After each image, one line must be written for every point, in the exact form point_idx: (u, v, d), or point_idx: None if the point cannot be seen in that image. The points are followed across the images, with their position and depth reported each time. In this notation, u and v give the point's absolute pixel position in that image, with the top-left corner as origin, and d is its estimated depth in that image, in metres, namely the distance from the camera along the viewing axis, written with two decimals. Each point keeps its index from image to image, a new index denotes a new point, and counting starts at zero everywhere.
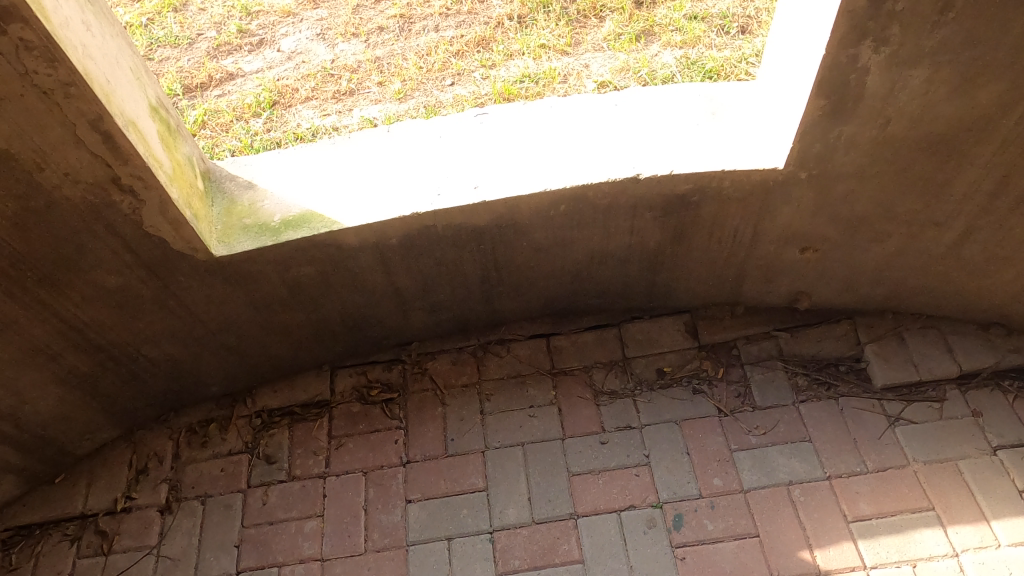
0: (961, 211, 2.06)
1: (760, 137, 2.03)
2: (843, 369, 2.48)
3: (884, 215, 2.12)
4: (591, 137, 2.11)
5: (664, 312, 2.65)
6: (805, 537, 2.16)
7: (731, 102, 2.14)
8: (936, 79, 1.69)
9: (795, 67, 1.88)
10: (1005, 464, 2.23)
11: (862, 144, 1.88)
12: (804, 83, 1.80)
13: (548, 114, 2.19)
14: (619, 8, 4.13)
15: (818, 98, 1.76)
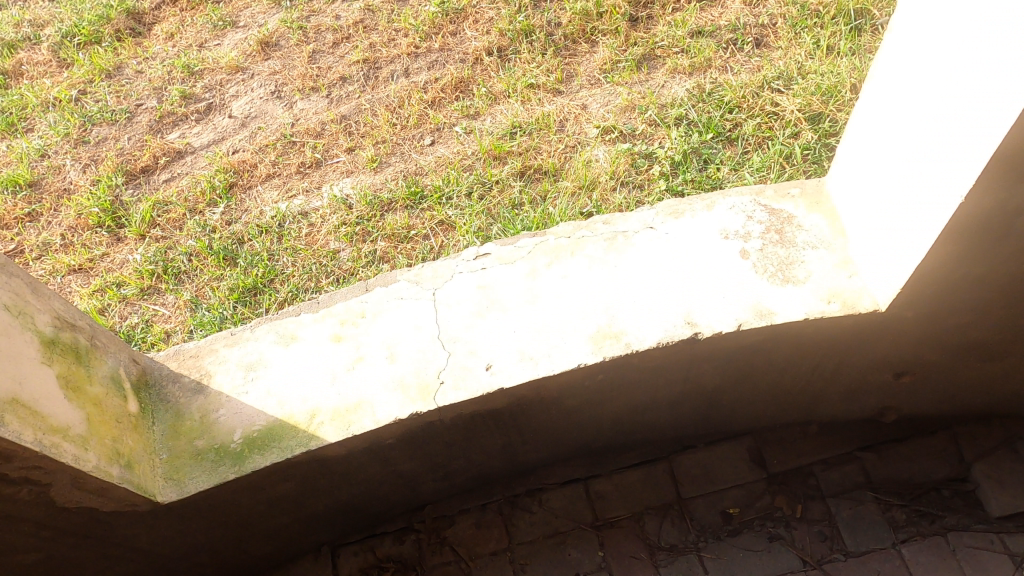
0: None
1: (847, 270, 1.60)
2: (946, 495, 2.07)
3: (1008, 340, 1.68)
4: (627, 280, 1.66)
5: (721, 436, 2.22)
6: None
7: (801, 219, 1.69)
8: None
9: (896, 190, 1.42)
10: None
11: (994, 280, 1.47)
12: (920, 220, 1.36)
13: (569, 249, 1.73)
14: (612, 29, 3.60)
15: (947, 245, 1.34)
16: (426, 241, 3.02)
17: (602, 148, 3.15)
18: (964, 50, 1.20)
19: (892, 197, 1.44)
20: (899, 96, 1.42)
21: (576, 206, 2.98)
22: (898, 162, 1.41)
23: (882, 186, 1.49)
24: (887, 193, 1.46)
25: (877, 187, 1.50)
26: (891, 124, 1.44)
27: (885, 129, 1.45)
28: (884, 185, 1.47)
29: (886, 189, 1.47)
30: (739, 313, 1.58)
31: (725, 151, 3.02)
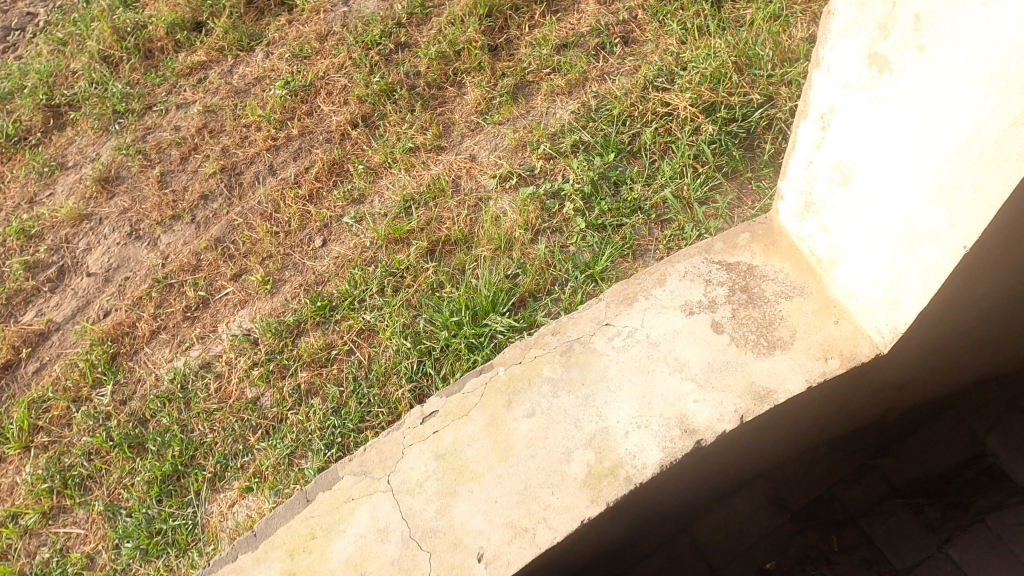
0: None
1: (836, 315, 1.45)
2: (971, 478, 1.98)
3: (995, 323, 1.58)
4: (606, 397, 1.48)
5: (732, 490, 2.06)
6: None
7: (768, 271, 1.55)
8: None
9: (885, 227, 1.32)
10: None
11: (980, 288, 1.36)
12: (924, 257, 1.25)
13: (531, 378, 1.56)
14: (475, 65, 3.37)
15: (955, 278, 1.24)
16: (351, 357, 2.70)
17: (507, 198, 2.94)
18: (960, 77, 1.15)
19: (877, 234, 1.34)
20: (863, 128, 1.34)
21: (499, 270, 2.73)
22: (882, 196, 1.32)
23: (857, 224, 1.39)
24: (869, 231, 1.36)
25: (852, 227, 1.40)
26: (864, 162, 1.35)
27: (856, 167, 1.36)
28: (863, 224, 1.37)
29: (865, 228, 1.36)
30: (737, 400, 1.41)
31: (631, 167, 2.86)
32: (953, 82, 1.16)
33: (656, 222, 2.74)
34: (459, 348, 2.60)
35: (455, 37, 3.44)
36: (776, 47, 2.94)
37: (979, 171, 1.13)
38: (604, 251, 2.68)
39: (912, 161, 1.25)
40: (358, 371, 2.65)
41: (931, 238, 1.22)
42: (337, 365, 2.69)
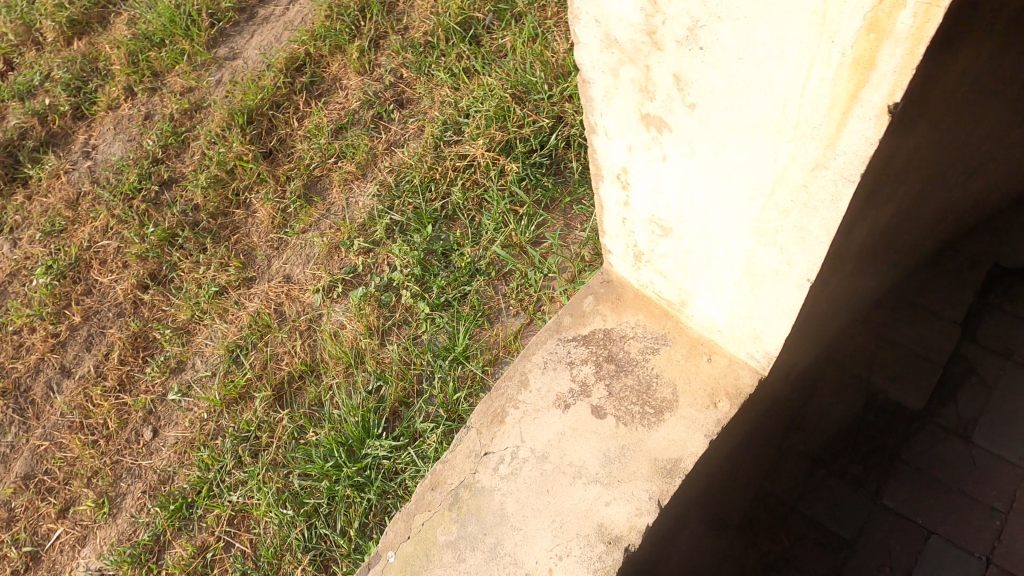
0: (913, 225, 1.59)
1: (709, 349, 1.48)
2: (872, 420, 2.02)
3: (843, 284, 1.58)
4: (521, 529, 1.42)
5: (682, 528, 1.83)
6: None
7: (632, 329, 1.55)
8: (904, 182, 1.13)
9: (726, 269, 1.30)
10: None
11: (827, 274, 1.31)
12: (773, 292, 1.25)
13: (436, 543, 1.48)
14: (255, 178, 3.08)
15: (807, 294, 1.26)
16: (233, 551, 2.33)
17: (338, 307, 2.68)
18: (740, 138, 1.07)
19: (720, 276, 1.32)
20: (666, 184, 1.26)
21: (359, 389, 2.46)
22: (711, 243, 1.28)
23: (698, 269, 1.35)
24: (712, 273, 1.33)
25: (695, 271, 1.36)
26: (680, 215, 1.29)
27: (676, 219, 1.30)
28: (704, 268, 1.34)
29: (708, 272, 1.34)
30: (648, 483, 1.39)
31: (454, 232, 2.71)
32: (738, 134, 1.07)
33: (499, 279, 2.60)
34: (345, 494, 2.29)
35: (222, 156, 3.13)
36: (545, 67, 2.91)
37: (794, 217, 1.11)
38: (458, 328, 2.50)
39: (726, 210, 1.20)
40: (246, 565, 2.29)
41: (771, 276, 1.22)
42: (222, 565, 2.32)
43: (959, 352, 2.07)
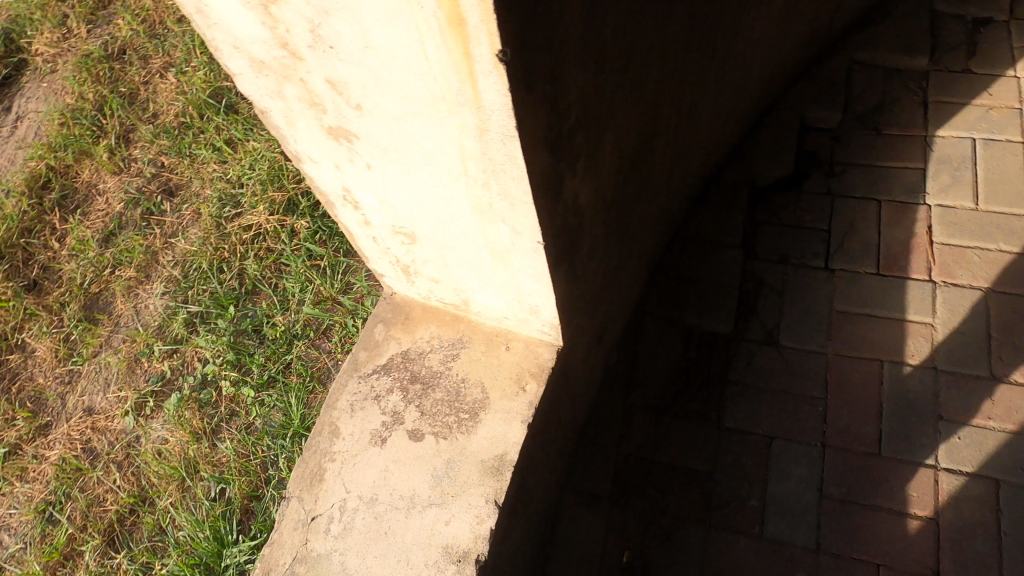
0: (664, 171, 1.70)
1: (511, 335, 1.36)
2: (695, 355, 2.15)
3: (625, 240, 1.64)
4: None
5: (555, 512, 1.97)
6: (890, 509, 1.89)
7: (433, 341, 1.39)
8: (619, 131, 1.19)
9: (481, 267, 1.15)
10: (847, 268, 2.23)
11: (597, 238, 1.34)
12: (531, 280, 1.12)
13: None
14: (24, 315, 2.74)
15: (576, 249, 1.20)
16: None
17: (155, 423, 2.43)
18: (402, 156, 0.89)
19: (480, 272, 1.17)
20: (377, 207, 1.08)
21: (200, 501, 2.25)
22: (452, 249, 1.12)
23: (459, 269, 1.20)
24: (472, 272, 1.18)
25: (458, 272, 1.21)
26: (411, 230, 1.12)
27: (410, 234, 1.13)
28: (463, 269, 1.18)
29: (469, 271, 1.18)
30: (483, 489, 1.24)
31: (261, 305, 2.55)
32: (400, 154, 0.90)
33: (319, 338, 2.48)
34: None
35: None
36: None
37: (500, 222, 0.96)
38: (290, 401, 2.35)
39: (441, 222, 1.04)
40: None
41: (511, 249, 1.02)
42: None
43: (748, 271, 2.26)
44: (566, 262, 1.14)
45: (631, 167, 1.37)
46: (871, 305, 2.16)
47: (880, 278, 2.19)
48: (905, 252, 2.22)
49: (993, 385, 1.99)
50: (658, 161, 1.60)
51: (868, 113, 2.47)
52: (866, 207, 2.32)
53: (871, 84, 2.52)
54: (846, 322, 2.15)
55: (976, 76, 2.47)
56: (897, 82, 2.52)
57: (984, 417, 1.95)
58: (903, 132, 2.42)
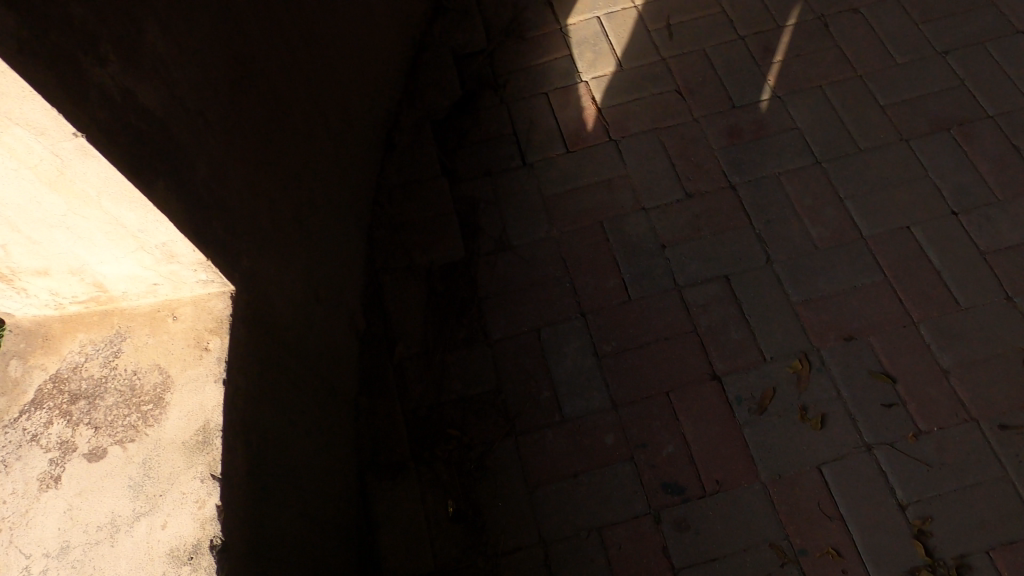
0: (304, 106, 1.62)
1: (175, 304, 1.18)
2: (441, 288, 2.11)
3: (291, 184, 1.53)
4: None
5: (364, 497, 1.80)
6: (658, 341, 1.97)
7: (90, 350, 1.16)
8: (175, 33, 1.07)
9: (67, 217, 0.97)
10: (542, 156, 2.31)
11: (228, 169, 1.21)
12: (127, 207, 0.96)
13: None
14: None
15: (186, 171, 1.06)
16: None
17: None
18: None
19: (72, 226, 0.99)
20: None
21: None
22: (16, 203, 0.93)
23: (52, 237, 1.01)
24: (65, 232, 1.00)
25: (54, 242, 1.01)
26: None
27: None
28: (54, 233, 1.00)
29: (61, 232, 1.00)
30: (194, 469, 1.06)
31: None
32: None
33: None
34: None
35: None
36: None
37: (17, 121, 0.80)
38: None
39: None
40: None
41: (64, 162, 0.87)
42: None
43: (459, 194, 2.26)
44: (162, 175, 0.99)
45: (232, 85, 1.26)
46: (574, 179, 2.26)
47: (572, 154, 2.30)
48: (583, 125, 2.35)
49: (691, 202, 2.16)
50: (285, 91, 1.51)
51: (508, 26, 2.61)
52: (537, 100, 2.43)
53: (501, 3, 2.68)
54: (559, 202, 2.23)
55: None
56: None
57: (695, 230, 2.11)
58: (541, 31, 2.59)
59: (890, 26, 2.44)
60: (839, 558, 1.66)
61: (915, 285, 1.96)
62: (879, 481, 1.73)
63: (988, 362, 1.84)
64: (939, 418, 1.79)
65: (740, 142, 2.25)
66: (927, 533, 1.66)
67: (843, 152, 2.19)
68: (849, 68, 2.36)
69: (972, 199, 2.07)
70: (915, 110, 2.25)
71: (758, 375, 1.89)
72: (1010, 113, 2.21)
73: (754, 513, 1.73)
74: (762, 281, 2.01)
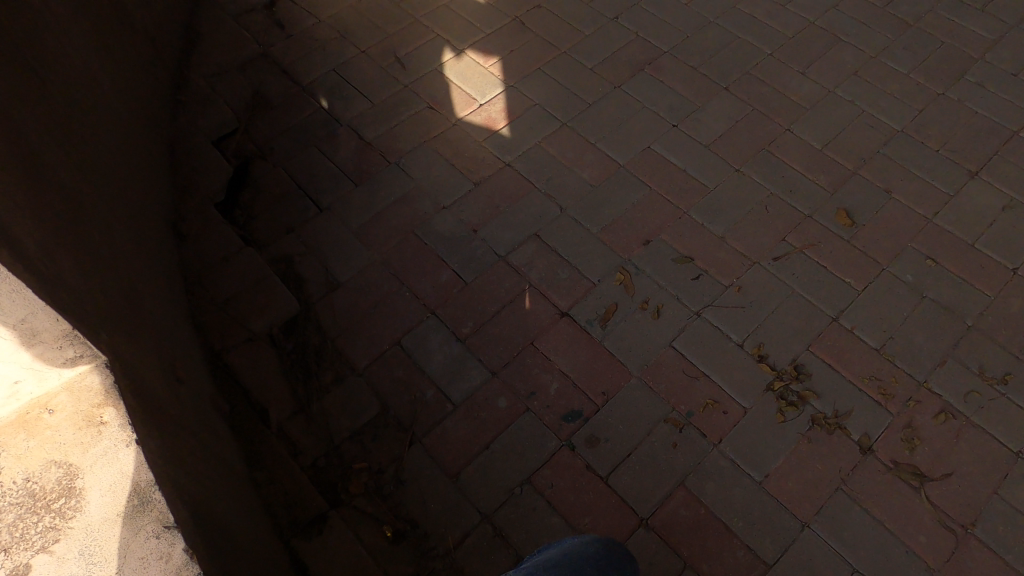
0: (81, 202, 1.56)
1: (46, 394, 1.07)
2: (290, 345, 2.09)
3: (101, 273, 1.46)
4: None
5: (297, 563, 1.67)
6: (505, 305, 2.16)
7: None
8: None
9: None
10: (334, 197, 2.42)
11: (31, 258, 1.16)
12: None
13: None
14: None
15: None
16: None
17: None
18: None
19: None
20: None
21: None
22: None
23: None
24: None
25: None
26: None
27: None
28: None
29: None
30: (144, 530, 1.03)
31: None
32: None
33: None
34: None
35: None
36: None
37: None
38: None
39: None
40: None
41: None
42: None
43: (271, 257, 2.28)
44: None
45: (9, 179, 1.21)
46: (373, 206, 2.39)
47: (362, 187, 2.44)
48: (360, 159, 2.51)
49: (481, 187, 2.41)
50: (59, 186, 1.45)
51: (252, 99, 2.69)
52: (307, 154, 2.53)
53: (234, 81, 2.72)
54: (368, 229, 2.34)
55: (297, 35, 2.91)
56: (251, 69, 2.78)
57: (495, 208, 2.36)
58: (287, 96, 2.71)
59: (568, 11, 2.96)
60: (718, 404, 1.95)
61: (674, 185, 2.40)
62: (717, 335, 2.07)
63: (746, 219, 2.31)
64: (734, 272, 2.20)
65: (498, 129, 2.57)
66: (765, 355, 2.03)
67: (579, 110, 2.61)
68: (555, 49, 2.82)
69: (683, 112, 2.59)
70: (616, 64, 2.75)
71: (596, 297, 2.16)
72: (679, 46, 2.81)
73: (642, 402, 1.97)
74: (565, 225, 2.31)
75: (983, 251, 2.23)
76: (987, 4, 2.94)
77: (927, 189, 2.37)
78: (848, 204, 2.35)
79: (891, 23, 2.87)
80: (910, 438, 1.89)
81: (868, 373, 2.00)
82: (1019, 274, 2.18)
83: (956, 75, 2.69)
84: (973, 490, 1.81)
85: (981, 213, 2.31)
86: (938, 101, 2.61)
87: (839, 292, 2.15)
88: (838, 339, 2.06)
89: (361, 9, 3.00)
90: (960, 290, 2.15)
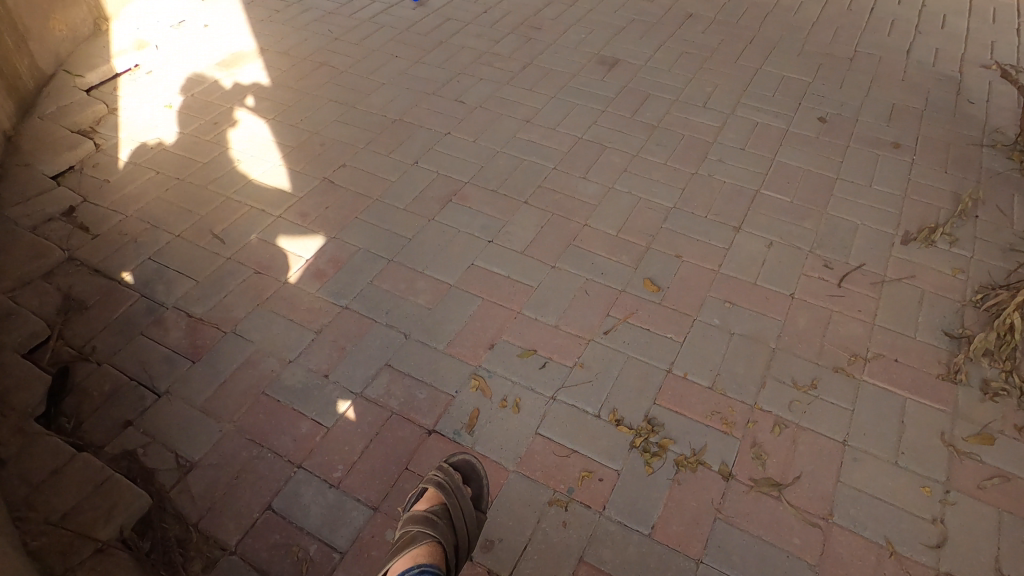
0: None
1: None
2: (147, 544, 1.93)
3: None
4: None
5: None
6: (372, 439, 2.16)
7: None
8: None
9: None
10: (172, 381, 2.34)
11: None
12: None
13: None
14: None
15: None
16: (442, 532, 1.83)
17: None
18: None
19: None
20: None
21: None
22: None
23: None
24: None
25: None
26: None
27: None
28: None
29: None
30: None
31: None
32: None
33: None
34: None
35: None
36: None
37: None
38: None
39: None
40: (453, 507, 1.87)
41: None
42: (458, 556, 1.87)
43: (110, 457, 2.12)
44: None
45: None
46: (215, 378, 2.34)
47: (200, 362, 2.39)
48: (194, 336, 2.47)
49: (324, 334, 2.47)
50: None
51: (62, 303, 2.58)
52: (134, 344, 2.45)
53: (40, 292, 2.61)
54: (214, 403, 2.27)
55: (103, 235, 2.87)
56: (57, 276, 2.69)
57: (342, 350, 2.42)
58: (103, 292, 2.63)
59: (369, 166, 3.22)
60: (593, 473, 2.07)
61: (502, 292, 2.61)
62: (576, 412, 2.22)
63: (571, 306, 2.56)
64: (574, 353, 2.40)
65: (329, 278, 2.67)
66: (621, 418, 2.21)
67: (401, 246, 2.81)
68: (366, 198, 3.04)
69: (493, 229, 2.88)
70: (425, 201, 3.02)
71: (457, 407, 2.24)
72: (476, 175, 3.16)
73: (525, 491, 2.03)
74: (413, 350, 2.41)
75: (763, 286, 2.65)
76: (706, 101, 3.65)
77: (707, 248, 2.80)
78: (650, 274, 2.69)
79: (641, 127, 3.46)
80: (759, 454, 2.11)
81: (708, 409, 2.23)
82: (795, 297, 2.60)
83: (701, 157, 3.26)
84: (821, 484, 2.04)
85: (753, 257, 2.76)
86: (693, 179, 3.14)
87: (666, 347, 2.42)
88: (676, 387, 2.30)
89: (168, 199, 3.05)
90: (757, 320, 2.51)
